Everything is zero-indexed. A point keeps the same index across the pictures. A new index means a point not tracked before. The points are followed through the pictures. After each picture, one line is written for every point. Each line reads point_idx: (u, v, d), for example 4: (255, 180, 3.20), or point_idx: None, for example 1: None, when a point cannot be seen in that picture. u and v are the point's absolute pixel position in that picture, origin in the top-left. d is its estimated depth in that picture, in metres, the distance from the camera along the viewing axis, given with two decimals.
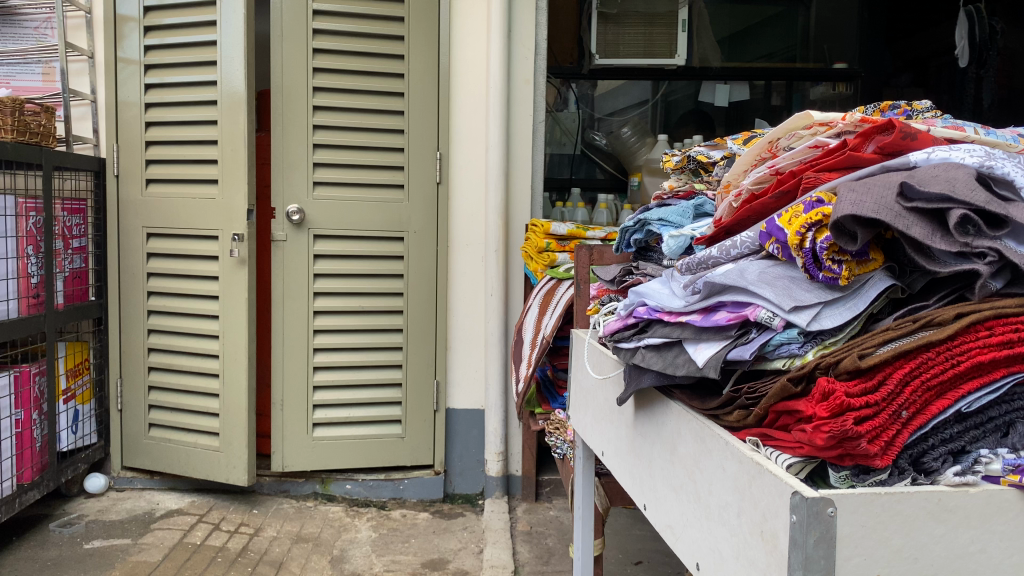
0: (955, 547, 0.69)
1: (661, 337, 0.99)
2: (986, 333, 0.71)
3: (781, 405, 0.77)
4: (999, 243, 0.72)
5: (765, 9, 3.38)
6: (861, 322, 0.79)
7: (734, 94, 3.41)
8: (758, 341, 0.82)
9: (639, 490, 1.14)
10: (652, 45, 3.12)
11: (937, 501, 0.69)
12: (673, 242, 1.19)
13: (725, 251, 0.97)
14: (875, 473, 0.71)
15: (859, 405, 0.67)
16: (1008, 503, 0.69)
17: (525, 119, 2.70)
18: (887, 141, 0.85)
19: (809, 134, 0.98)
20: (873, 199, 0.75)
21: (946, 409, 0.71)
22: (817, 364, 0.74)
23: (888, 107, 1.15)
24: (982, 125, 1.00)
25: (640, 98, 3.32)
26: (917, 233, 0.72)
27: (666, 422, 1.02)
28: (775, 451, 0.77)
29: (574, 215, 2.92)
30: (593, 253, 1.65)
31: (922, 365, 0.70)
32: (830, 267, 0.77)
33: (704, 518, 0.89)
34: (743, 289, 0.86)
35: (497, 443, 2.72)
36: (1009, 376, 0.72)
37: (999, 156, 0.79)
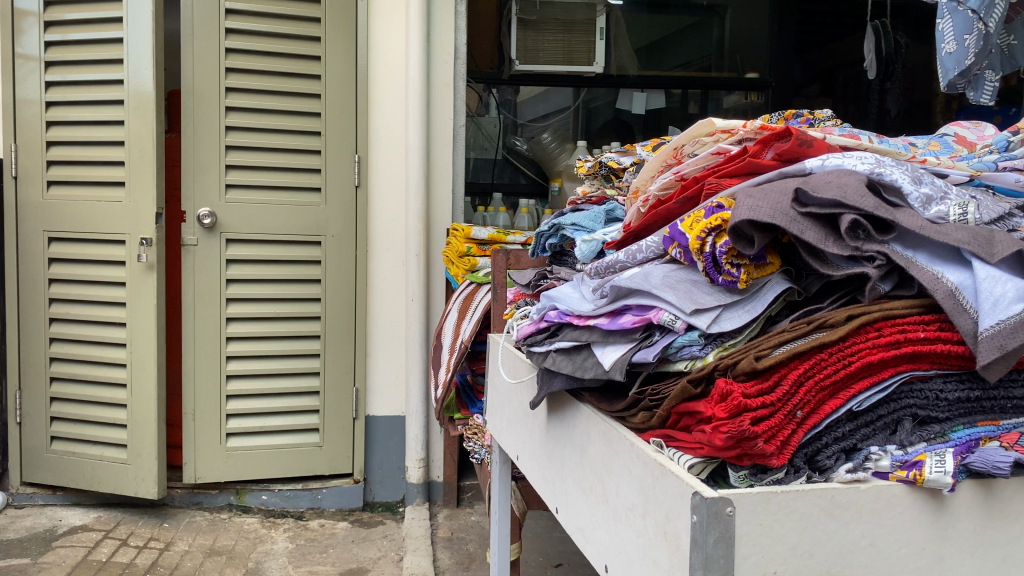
0: (848, 542, 0.71)
1: (570, 341, 0.99)
2: (875, 333, 0.73)
3: (682, 406, 0.78)
4: (887, 247, 0.74)
5: (682, 19, 3.45)
6: (759, 325, 0.81)
7: (651, 102, 3.46)
8: (661, 343, 0.83)
9: (552, 493, 1.14)
10: (571, 52, 3.15)
11: (830, 498, 0.70)
12: (586, 246, 1.19)
13: (631, 255, 0.98)
14: (772, 472, 0.72)
15: (755, 405, 0.69)
16: (897, 498, 0.72)
17: (445, 122, 2.68)
18: (785, 148, 0.88)
19: (712, 141, 1.00)
20: (769, 204, 0.76)
21: (838, 409, 0.73)
22: (716, 365, 0.76)
23: (792, 116, 1.18)
24: (875, 135, 1.04)
25: (561, 105, 3.35)
26: (810, 238, 0.74)
27: (577, 425, 1.03)
28: (678, 452, 0.78)
29: (495, 219, 2.93)
30: (510, 257, 1.65)
31: (815, 366, 0.72)
32: (729, 271, 0.79)
33: (612, 520, 0.90)
34: (648, 292, 0.87)
35: (418, 449, 2.70)
36: (896, 375, 0.74)
37: (889, 163, 0.83)
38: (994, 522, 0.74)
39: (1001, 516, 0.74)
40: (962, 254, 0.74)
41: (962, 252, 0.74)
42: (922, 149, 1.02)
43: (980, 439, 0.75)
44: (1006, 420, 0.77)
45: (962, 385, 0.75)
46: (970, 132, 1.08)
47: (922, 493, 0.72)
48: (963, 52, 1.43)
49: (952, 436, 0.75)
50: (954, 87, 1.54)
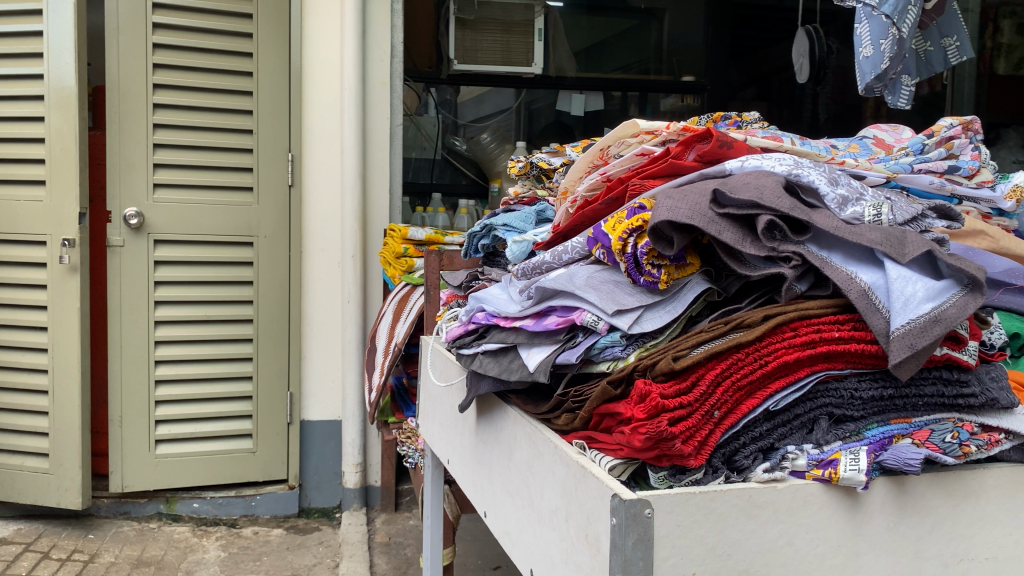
0: (766, 541, 0.71)
1: (497, 342, 0.97)
2: (791, 333, 0.72)
3: (603, 408, 0.78)
4: (802, 248, 0.75)
5: (621, 22, 3.47)
6: (680, 325, 0.81)
7: (590, 103, 3.46)
8: (584, 344, 0.83)
9: (480, 496, 1.12)
10: (510, 53, 3.15)
11: (747, 498, 0.70)
12: (516, 247, 1.16)
13: (557, 255, 0.97)
14: (691, 473, 0.72)
15: (673, 405, 0.69)
16: (813, 496, 0.72)
17: (382, 121, 2.63)
18: (706, 149, 0.88)
19: (636, 142, 1.00)
20: (688, 205, 0.76)
21: (754, 409, 0.73)
22: (636, 365, 0.75)
23: (720, 118, 1.18)
24: (797, 137, 1.05)
25: (503, 106, 3.33)
26: (728, 238, 0.75)
27: (505, 428, 1.01)
28: (599, 452, 0.77)
29: (434, 220, 2.89)
30: (443, 258, 1.63)
31: (732, 366, 0.72)
32: (649, 271, 0.79)
33: (537, 523, 0.88)
34: (572, 293, 0.87)
35: (355, 454, 2.65)
36: (812, 374, 0.73)
37: (806, 165, 0.83)
38: (908, 517, 0.75)
39: (914, 512, 0.75)
40: (875, 254, 0.75)
41: (875, 252, 0.75)
42: (842, 151, 1.03)
43: (893, 436, 0.75)
44: (918, 418, 0.76)
45: (876, 383, 0.74)
46: (889, 134, 1.10)
47: (838, 491, 0.73)
48: (880, 56, 1.45)
49: (865, 433, 0.75)
50: (872, 90, 1.57)
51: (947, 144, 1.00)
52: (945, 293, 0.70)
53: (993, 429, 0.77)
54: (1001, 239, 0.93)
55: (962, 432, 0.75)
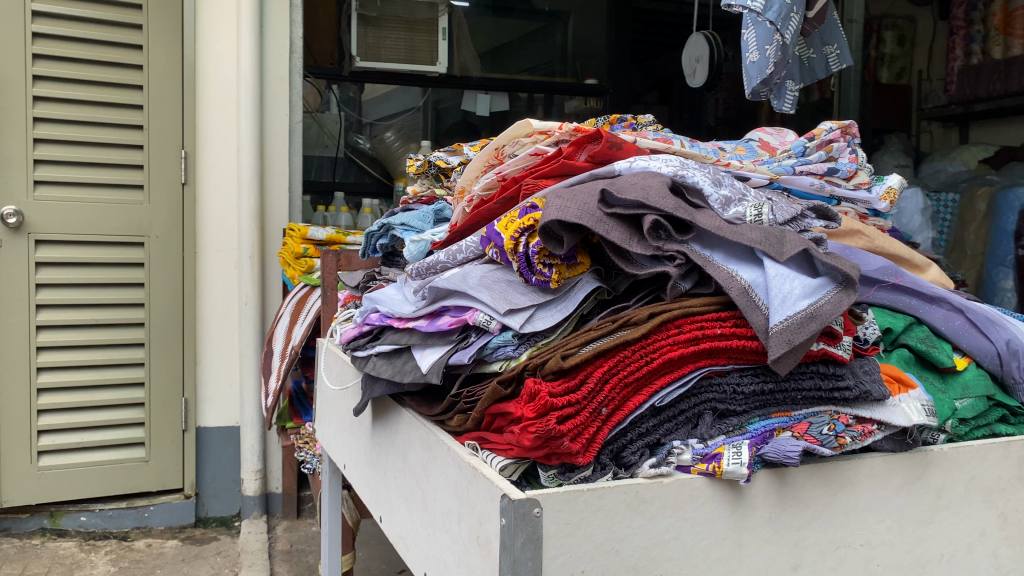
0: (653, 536, 0.72)
1: (390, 344, 0.93)
2: (675, 331, 0.73)
3: (494, 408, 0.76)
4: (686, 247, 0.76)
5: (527, 24, 3.48)
6: (572, 323, 0.81)
7: (495, 104, 3.45)
8: (476, 344, 0.81)
9: (375, 500, 1.07)
10: (414, 51, 3.13)
11: (635, 494, 0.70)
12: (414, 246, 1.11)
13: (451, 255, 0.93)
14: (580, 470, 0.72)
15: (562, 404, 0.68)
16: (698, 490, 0.73)
17: (281, 119, 2.56)
18: (596, 149, 0.89)
19: (530, 142, 0.98)
20: (577, 205, 0.76)
21: (641, 405, 0.73)
22: (526, 365, 0.75)
23: (617, 120, 1.20)
24: (688, 139, 1.08)
25: (409, 104, 3.30)
26: (615, 238, 0.75)
27: (398, 430, 0.97)
28: (490, 452, 0.76)
29: (337, 219, 2.84)
30: (341, 258, 1.61)
31: (619, 363, 0.72)
32: (541, 270, 0.78)
33: (430, 526, 0.86)
34: (464, 292, 0.84)
35: (255, 460, 2.57)
36: (695, 371, 0.74)
37: (692, 166, 0.85)
38: (789, 507, 0.76)
39: (794, 502, 0.76)
40: (755, 253, 0.77)
41: (755, 251, 0.77)
42: (730, 153, 1.06)
43: (774, 430, 0.76)
44: (797, 411, 0.77)
45: (757, 377, 0.75)
46: (773, 137, 1.13)
47: (722, 484, 0.73)
48: (765, 61, 1.51)
49: (748, 427, 0.76)
50: (758, 94, 1.62)
51: (827, 148, 1.03)
52: (821, 290, 0.72)
53: (867, 420, 0.78)
54: (876, 238, 0.97)
55: (838, 424, 0.76)
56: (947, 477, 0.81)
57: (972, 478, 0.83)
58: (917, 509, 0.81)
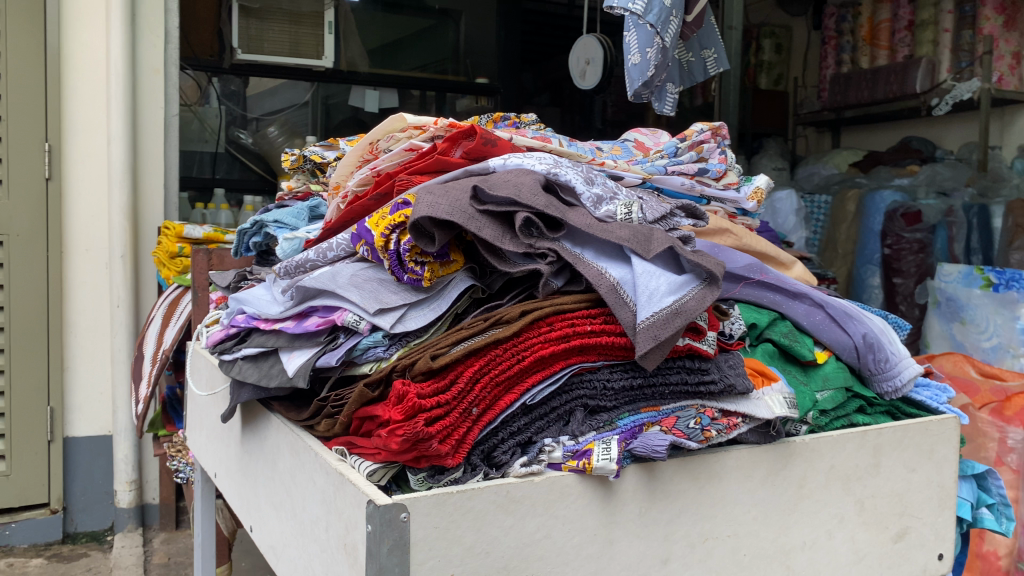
0: (523, 536, 0.69)
1: (257, 347, 0.87)
2: (547, 328, 0.71)
3: (361, 412, 0.70)
4: (557, 245, 0.75)
5: (418, 21, 3.44)
6: (446, 322, 0.77)
7: (384, 100, 3.38)
8: (345, 345, 0.75)
9: (246, 510, 1.01)
10: (298, 44, 3.04)
11: (505, 494, 0.68)
12: (288, 245, 1.08)
13: (321, 253, 0.87)
14: (449, 472, 0.68)
15: (431, 405, 0.65)
16: (569, 487, 0.71)
17: (155, 112, 2.42)
18: (471, 146, 0.86)
19: (405, 136, 0.93)
20: (448, 201, 0.72)
21: (512, 404, 0.70)
22: (394, 366, 0.69)
23: (500, 118, 1.19)
24: (566, 138, 1.08)
25: (298, 100, 3.21)
26: (488, 236, 0.72)
27: (268, 436, 0.91)
28: (358, 458, 0.71)
29: (216, 217, 2.73)
30: (212, 257, 1.53)
31: (490, 362, 0.69)
32: (412, 268, 0.73)
33: (299, 534, 0.81)
34: (333, 292, 0.79)
35: (129, 471, 2.43)
36: (566, 367, 0.72)
37: (565, 164, 0.84)
38: (658, 502, 0.75)
39: (662, 496, 0.75)
40: (624, 251, 0.77)
41: (624, 249, 0.77)
42: (607, 153, 1.07)
43: (644, 425, 0.75)
44: (665, 405, 0.76)
45: (627, 373, 0.74)
46: (648, 137, 1.14)
47: (592, 481, 0.72)
48: (646, 64, 1.52)
49: (618, 423, 0.74)
50: (639, 96, 1.64)
51: (698, 148, 1.06)
52: (687, 286, 0.73)
53: (732, 412, 0.78)
54: (743, 236, 1.00)
55: (704, 417, 0.76)
56: (809, 467, 0.83)
57: (832, 467, 0.85)
58: (780, 498, 0.82)
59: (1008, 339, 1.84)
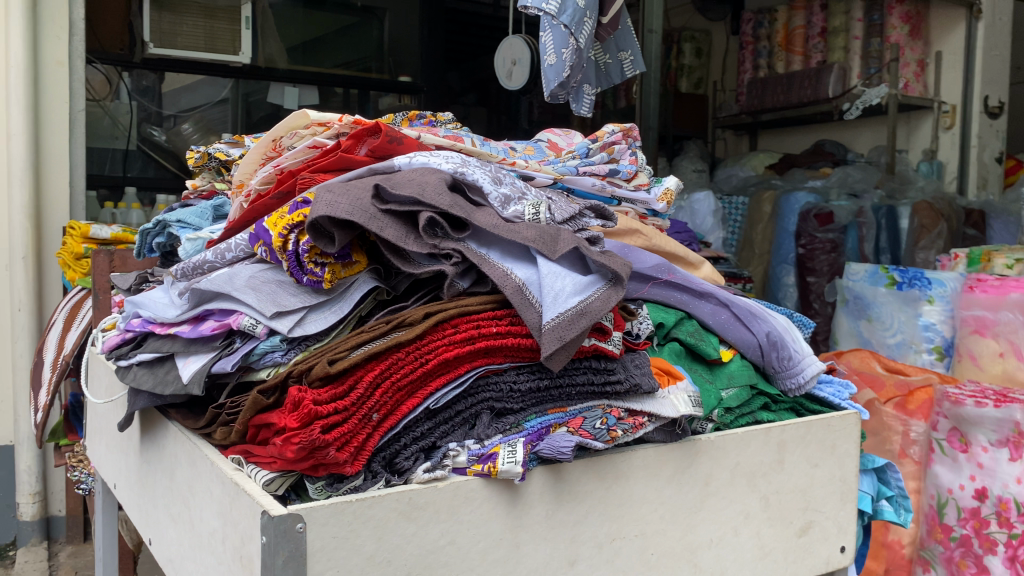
0: (427, 543, 0.68)
1: (152, 352, 0.83)
2: (451, 331, 0.69)
3: (256, 419, 0.68)
4: (462, 245, 0.73)
5: (342, 18, 3.38)
6: (348, 325, 0.75)
7: (304, 98, 3.32)
8: (242, 350, 0.72)
9: (145, 522, 0.97)
10: (214, 39, 2.94)
11: (407, 501, 0.66)
12: (191, 246, 1.04)
13: (219, 254, 0.84)
14: (349, 481, 0.66)
15: (327, 412, 0.62)
16: (474, 492, 0.70)
17: (59, 106, 2.32)
18: (376, 143, 0.85)
19: (309, 133, 0.90)
20: (348, 200, 0.70)
21: (414, 408, 0.68)
22: (291, 372, 0.67)
23: (415, 117, 1.17)
24: (479, 137, 1.07)
25: (217, 97, 3.15)
26: (390, 235, 0.70)
27: (166, 445, 0.88)
28: (255, 467, 0.68)
29: (128, 217, 2.63)
30: (114, 259, 1.48)
31: (391, 366, 0.67)
32: (312, 270, 0.71)
33: (196, 546, 0.78)
34: (230, 295, 0.76)
35: (32, 482, 2.32)
36: (472, 371, 0.70)
37: (474, 163, 0.83)
38: (565, 504, 0.75)
39: (569, 498, 0.75)
40: (530, 252, 0.76)
41: (530, 250, 0.76)
42: (521, 153, 1.06)
43: (550, 426, 0.74)
44: (573, 406, 0.76)
45: (533, 375, 0.73)
46: (561, 138, 1.14)
47: (498, 484, 0.71)
48: (562, 64, 1.52)
49: (525, 425, 0.73)
50: (556, 97, 1.64)
51: (608, 148, 1.07)
52: (591, 287, 0.73)
53: (638, 412, 0.78)
54: (653, 237, 1.01)
55: (610, 418, 0.76)
56: (714, 464, 0.84)
57: (737, 464, 0.86)
58: (686, 496, 0.83)
59: (911, 335, 1.90)
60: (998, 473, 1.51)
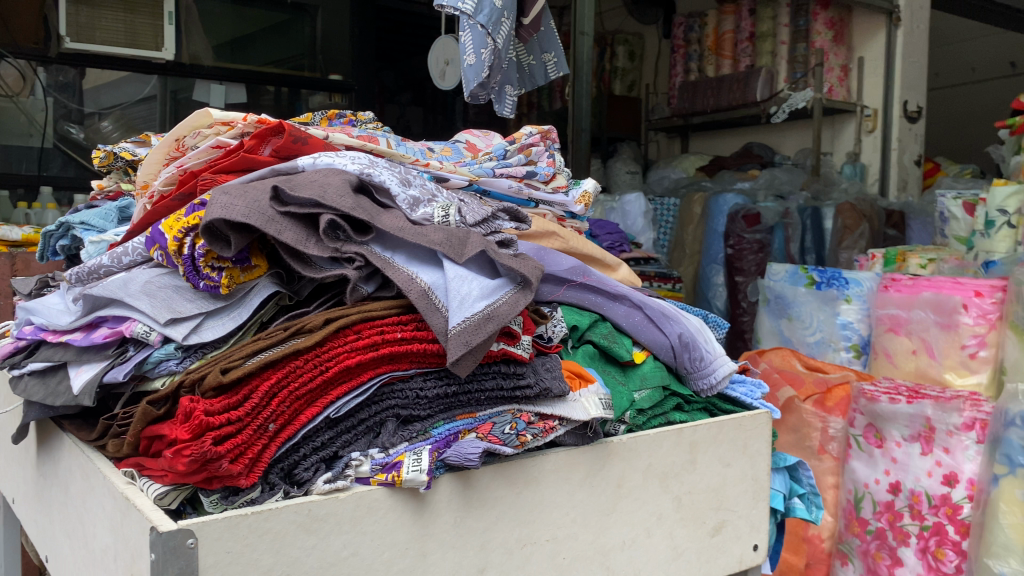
0: (328, 555, 0.66)
1: (43, 361, 0.79)
2: (353, 337, 0.67)
3: (148, 431, 0.65)
4: (366, 248, 0.72)
5: (272, 15, 3.29)
6: (249, 331, 0.73)
7: (231, 96, 3.19)
8: (135, 359, 0.69)
9: (42, 539, 0.93)
10: (135, 33, 2.83)
11: (307, 513, 0.64)
12: (93, 248, 1.00)
13: (116, 258, 0.81)
14: (245, 493, 0.64)
15: (220, 422, 0.60)
16: (378, 502, 0.68)
17: None
18: (280, 143, 0.83)
19: (212, 133, 0.88)
20: (245, 202, 0.68)
21: (314, 417, 0.66)
22: (183, 381, 0.64)
23: (335, 117, 1.15)
24: (394, 137, 1.05)
25: (145, 95, 3.00)
26: (289, 239, 0.68)
27: (61, 458, 0.84)
28: (148, 480, 0.65)
29: (43, 217, 2.52)
30: None
31: (289, 375, 0.65)
32: (208, 275, 0.69)
33: (90, 564, 0.75)
34: (123, 301, 0.73)
35: None
36: (375, 378, 0.69)
37: (381, 165, 0.82)
38: (473, 510, 0.74)
39: (477, 504, 0.74)
40: (437, 255, 0.75)
41: (436, 254, 0.75)
42: (437, 153, 1.04)
43: (459, 433, 0.73)
44: (482, 411, 0.75)
45: (440, 381, 0.72)
46: (480, 139, 1.13)
47: (402, 493, 0.69)
48: (481, 64, 1.51)
49: (432, 432, 0.72)
50: (477, 98, 1.63)
51: (527, 151, 1.06)
52: (499, 291, 0.72)
53: (549, 416, 0.77)
54: (570, 239, 1.01)
55: (519, 422, 0.75)
56: (626, 467, 0.84)
57: (649, 465, 0.86)
58: (598, 499, 0.83)
59: (830, 333, 1.95)
60: (910, 467, 1.57)
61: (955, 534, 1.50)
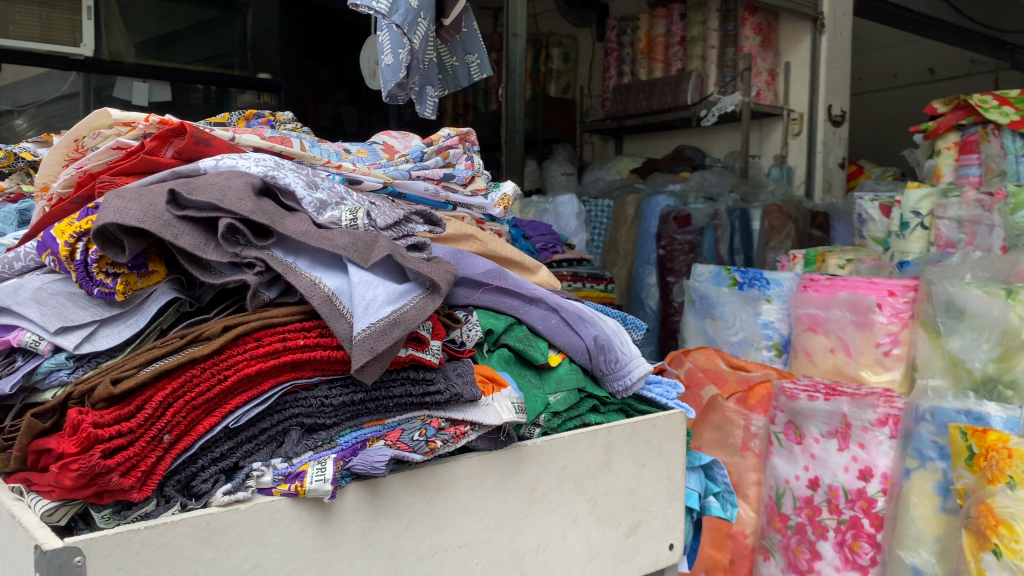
0: (228, 567, 0.65)
1: None
2: (252, 344, 0.66)
3: (35, 445, 0.62)
4: (267, 253, 0.70)
5: (200, 12, 3.19)
6: (148, 339, 0.71)
7: (155, 93, 3.09)
8: (23, 369, 0.67)
9: None
10: (51, 29, 2.74)
11: (205, 525, 0.63)
12: None
13: (6, 264, 0.77)
14: (138, 507, 0.62)
15: (109, 435, 0.58)
16: (280, 513, 0.67)
17: None
18: (181, 145, 0.80)
19: (113, 134, 0.85)
20: (140, 206, 0.66)
21: (213, 427, 0.64)
22: (72, 393, 0.62)
23: (252, 116, 1.12)
24: (309, 138, 1.03)
25: (64, 91, 2.89)
26: (186, 243, 0.66)
27: None
28: (36, 496, 0.63)
29: None
30: None
31: (185, 384, 0.63)
32: (102, 281, 0.66)
33: None
34: (11, 309, 0.70)
35: None
36: (277, 386, 0.67)
37: (288, 166, 0.80)
38: (382, 518, 0.73)
39: (387, 512, 0.73)
40: (342, 260, 0.73)
41: (342, 258, 0.73)
42: (353, 155, 1.03)
43: (366, 440, 0.72)
44: (391, 418, 0.74)
45: (346, 389, 0.71)
46: (398, 141, 1.11)
47: (307, 503, 0.68)
48: (399, 65, 1.50)
49: (338, 440, 0.71)
50: (396, 98, 1.62)
51: (444, 152, 1.06)
52: (406, 295, 0.71)
53: (460, 421, 0.77)
54: (488, 242, 1.01)
55: (429, 429, 0.75)
56: (540, 469, 0.84)
57: (564, 468, 0.86)
58: (512, 503, 0.82)
59: (752, 333, 1.99)
60: (829, 462, 1.61)
61: (870, 526, 1.55)
